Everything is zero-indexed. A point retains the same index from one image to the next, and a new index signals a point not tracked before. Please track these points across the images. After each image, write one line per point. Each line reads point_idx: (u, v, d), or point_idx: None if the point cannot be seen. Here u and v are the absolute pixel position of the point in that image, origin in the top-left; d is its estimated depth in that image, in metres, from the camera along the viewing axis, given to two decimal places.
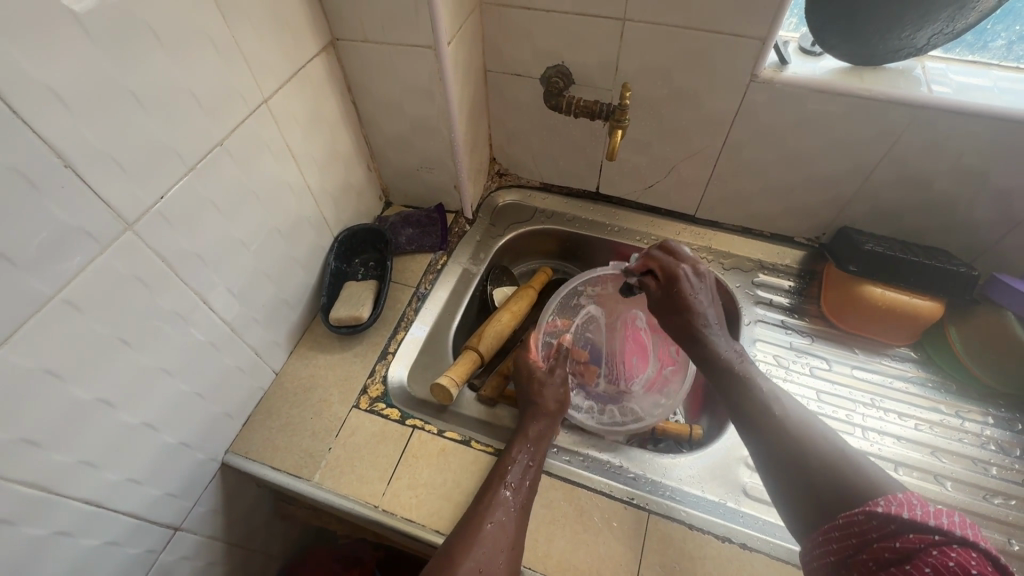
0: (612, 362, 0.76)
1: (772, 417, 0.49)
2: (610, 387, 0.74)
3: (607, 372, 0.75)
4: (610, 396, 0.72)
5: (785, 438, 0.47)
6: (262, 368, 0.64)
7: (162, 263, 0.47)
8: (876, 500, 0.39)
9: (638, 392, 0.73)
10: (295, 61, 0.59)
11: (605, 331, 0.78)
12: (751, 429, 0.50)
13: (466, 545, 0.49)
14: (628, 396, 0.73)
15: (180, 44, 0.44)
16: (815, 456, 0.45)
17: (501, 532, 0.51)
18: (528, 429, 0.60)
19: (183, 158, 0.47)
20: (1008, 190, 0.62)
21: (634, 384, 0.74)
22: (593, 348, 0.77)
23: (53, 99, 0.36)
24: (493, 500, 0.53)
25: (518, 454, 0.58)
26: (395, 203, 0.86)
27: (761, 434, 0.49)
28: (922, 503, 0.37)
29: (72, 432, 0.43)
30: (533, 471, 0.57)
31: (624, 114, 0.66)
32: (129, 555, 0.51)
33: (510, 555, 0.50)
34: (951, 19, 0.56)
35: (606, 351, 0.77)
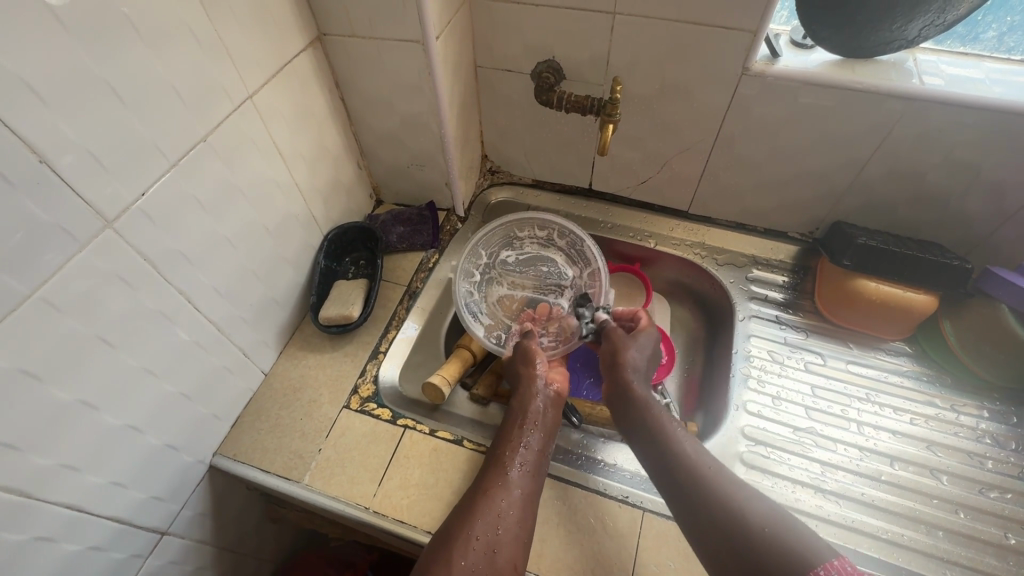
0: (536, 286, 0.77)
1: (705, 495, 0.49)
2: (564, 295, 0.75)
3: (546, 293, 0.76)
4: (570, 295, 0.75)
5: (721, 513, 0.47)
6: (250, 368, 0.63)
7: (145, 262, 0.46)
8: (818, 570, 0.40)
9: (569, 264, 0.77)
10: (281, 56, 0.58)
11: (514, 285, 0.77)
12: (680, 503, 0.50)
13: (466, 519, 0.49)
14: (567, 271, 0.77)
15: (160, 37, 0.43)
16: (756, 532, 0.45)
17: (502, 501, 0.51)
18: (527, 394, 0.60)
19: (165, 154, 0.46)
20: (1000, 182, 0.62)
21: (559, 267, 0.77)
22: (521, 301, 0.75)
23: (28, 92, 0.35)
24: (498, 471, 0.53)
25: (517, 421, 0.58)
26: (386, 201, 0.86)
27: (694, 505, 0.49)
28: (859, 572, 0.40)
29: (52, 434, 0.42)
30: (538, 439, 0.57)
31: (615, 108, 0.65)
32: (113, 560, 0.50)
33: (512, 523, 0.50)
34: (942, 10, 0.55)
35: (524, 296, 0.76)
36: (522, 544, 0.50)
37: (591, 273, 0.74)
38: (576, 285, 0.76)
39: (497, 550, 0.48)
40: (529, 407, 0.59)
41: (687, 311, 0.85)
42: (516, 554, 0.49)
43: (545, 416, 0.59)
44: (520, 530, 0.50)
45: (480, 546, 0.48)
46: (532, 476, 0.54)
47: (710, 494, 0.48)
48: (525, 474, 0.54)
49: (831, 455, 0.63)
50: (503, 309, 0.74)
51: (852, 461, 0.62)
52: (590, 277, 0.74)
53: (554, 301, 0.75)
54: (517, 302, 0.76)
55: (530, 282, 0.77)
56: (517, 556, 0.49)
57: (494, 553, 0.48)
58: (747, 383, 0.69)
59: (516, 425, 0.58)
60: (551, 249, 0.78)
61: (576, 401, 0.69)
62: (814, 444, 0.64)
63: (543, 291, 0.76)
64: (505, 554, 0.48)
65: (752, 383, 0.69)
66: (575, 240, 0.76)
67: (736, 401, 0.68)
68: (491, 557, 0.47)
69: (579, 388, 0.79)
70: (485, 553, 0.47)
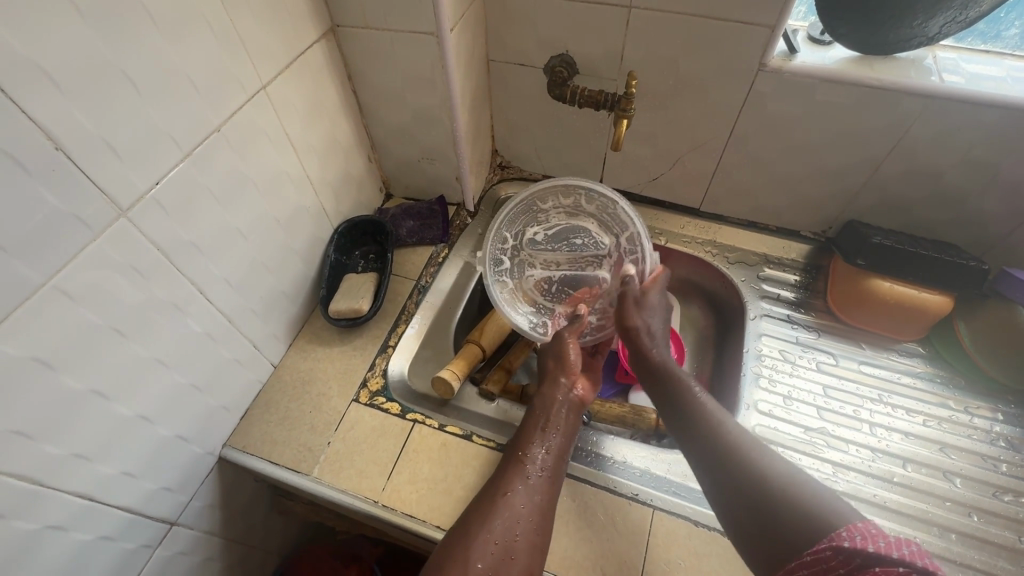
0: (572, 261, 0.74)
1: (731, 457, 0.49)
2: (603, 269, 0.72)
3: (584, 267, 0.73)
4: (610, 266, 0.72)
5: (747, 473, 0.47)
6: (260, 360, 0.63)
7: (157, 252, 0.46)
8: (840, 533, 0.39)
9: (604, 231, 0.73)
10: (295, 46, 0.57)
11: (549, 266, 0.74)
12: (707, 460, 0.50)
13: (484, 520, 0.49)
14: (605, 240, 0.73)
15: (175, 26, 0.43)
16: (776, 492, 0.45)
17: (521, 505, 0.50)
18: (549, 396, 0.60)
19: (179, 144, 0.46)
20: (1019, 182, 0.61)
21: (594, 236, 0.73)
22: (557, 279, 0.73)
23: (44, 78, 0.35)
24: (517, 474, 0.53)
25: (538, 424, 0.57)
26: (395, 195, 0.85)
27: (716, 463, 0.49)
28: (885, 534, 0.37)
29: (64, 423, 0.42)
30: (558, 443, 0.56)
31: (630, 103, 0.64)
32: (123, 550, 0.50)
33: (529, 528, 0.49)
34: (965, 5, 0.54)
35: (560, 272, 0.73)
36: (539, 551, 0.49)
37: (631, 238, 0.70)
38: (614, 252, 0.72)
39: (514, 555, 0.47)
40: (551, 411, 0.59)
41: (697, 309, 0.84)
42: (531, 561, 0.48)
43: (566, 420, 0.59)
44: (537, 537, 0.49)
45: (496, 550, 0.47)
46: (550, 482, 0.53)
47: (737, 455, 0.49)
48: (544, 479, 0.53)
49: (843, 455, 0.62)
50: (541, 292, 0.72)
51: (864, 462, 0.62)
52: (629, 242, 0.70)
53: (593, 277, 0.72)
54: (556, 281, 0.73)
55: (565, 257, 0.74)
56: (534, 562, 0.48)
57: (512, 558, 0.47)
58: (758, 383, 0.69)
59: (537, 427, 0.57)
60: (584, 216, 0.74)
61: None
62: (825, 444, 0.63)
63: (580, 262, 0.74)
64: (521, 562, 0.47)
65: (763, 382, 0.69)
66: (607, 206, 0.71)
67: (747, 400, 0.67)
68: (507, 563, 0.47)
69: None
70: (502, 557, 0.47)
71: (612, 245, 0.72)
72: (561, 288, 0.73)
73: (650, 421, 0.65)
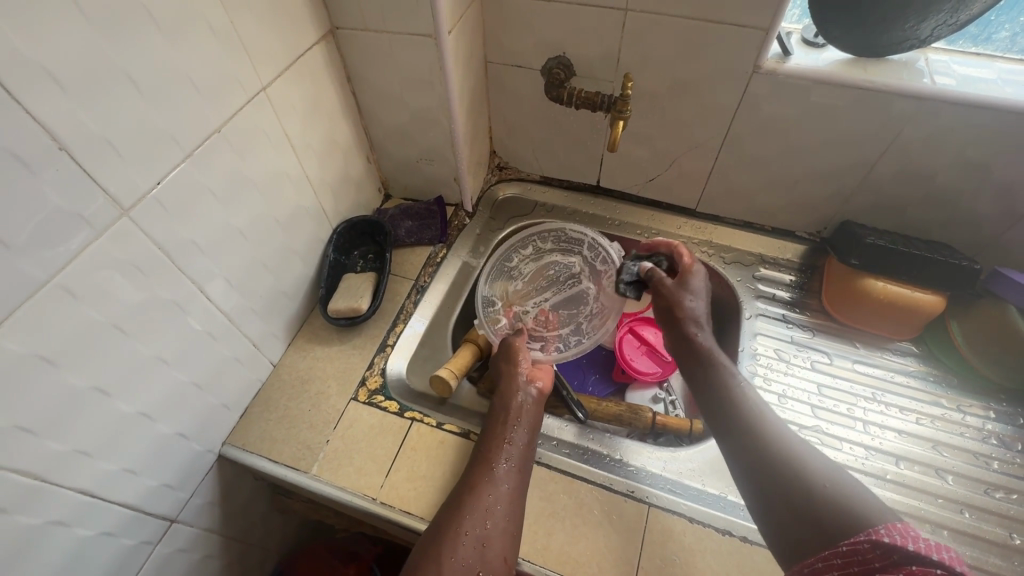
0: (557, 290, 0.78)
1: (771, 448, 0.51)
2: (577, 286, 0.78)
3: (569, 289, 0.78)
4: (589, 276, 0.78)
5: (787, 467, 0.49)
6: (260, 359, 0.64)
7: (159, 251, 0.47)
8: (879, 529, 0.39)
9: (568, 253, 0.79)
10: (295, 48, 0.58)
11: (534, 306, 0.77)
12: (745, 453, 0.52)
13: (454, 516, 0.51)
14: (574, 261, 0.79)
15: (177, 28, 0.44)
16: (817, 486, 0.47)
17: (489, 496, 0.52)
18: (510, 389, 0.61)
19: (181, 145, 0.46)
20: (1010, 183, 0.62)
21: (563, 261, 0.79)
22: (548, 308, 0.76)
23: (48, 79, 0.36)
24: (484, 467, 0.54)
25: (503, 417, 0.59)
26: (394, 196, 0.86)
27: (755, 454, 0.51)
28: (923, 536, 0.37)
29: (67, 420, 0.42)
30: (522, 433, 0.57)
31: (626, 104, 0.65)
32: (124, 547, 0.50)
33: (501, 517, 0.51)
34: (955, 9, 0.55)
35: (547, 302, 0.77)
36: (512, 538, 0.51)
37: (597, 249, 0.77)
38: (587, 266, 0.78)
39: (488, 544, 0.49)
40: (512, 402, 0.59)
41: None
42: (506, 547, 0.50)
43: (529, 409, 0.60)
44: (509, 524, 0.51)
45: (470, 542, 0.49)
46: (518, 470, 0.55)
47: (776, 447, 0.51)
48: (511, 468, 0.54)
49: (837, 453, 0.63)
50: (545, 326, 0.75)
51: (857, 459, 0.62)
52: (592, 252, 0.78)
53: (572, 293, 0.78)
54: (551, 312, 0.76)
55: (550, 289, 0.78)
56: (506, 548, 0.50)
57: (485, 547, 0.49)
58: (754, 382, 0.69)
59: (500, 420, 0.58)
60: (547, 245, 0.79)
61: (582, 396, 0.69)
62: (819, 442, 0.64)
63: (562, 286, 0.78)
64: (495, 549, 0.49)
65: (758, 381, 0.69)
66: (563, 232, 0.79)
67: None
68: (481, 552, 0.49)
69: (585, 384, 0.80)
70: (476, 547, 0.49)
71: (574, 264, 0.79)
72: (558, 317, 0.76)
73: (646, 420, 0.66)
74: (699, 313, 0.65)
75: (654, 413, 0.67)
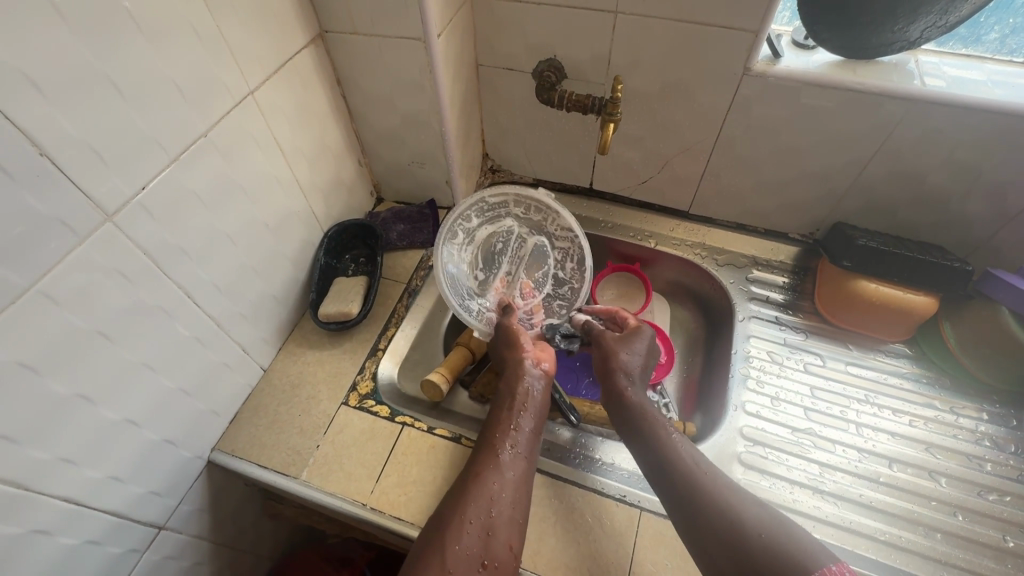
0: (512, 258, 0.75)
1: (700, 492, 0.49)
2: (518, 242, 0.75)
3: (520, 250, 0.76)
4: (526, 228, 0.75)
5: (724, 517, 0.47)
6: (250, 364, 0.63)
7: (144, 257, 0.46)
8: None
9: (497, 219, 0.74)
10: (283, 52, 0.58)
11: (506, 288, 0.73)
12: (679, 498, 0.50)
13: (459, 503, 0.49)
14: (511, 226, 0.75)
15: (160, 32, 0.43)
16: (756, 538, 0.45)
17: (494, 484, 0.51)
18: (517, 375, 0.59)
19: (166, 149, 0.46)
20: (1002, 184, 0.62)
21: (503, 229, 0.75)
22: (515, 276, 0.74)
23: (30, 86, 0.35)
24: (489, 454, 0.53)
25: (508, 403, 0.58)
26: (386, 199, 0.86)
27: (685, 499, 0.49)
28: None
29: (52, 428, 0.42)
30: (529, 420, 0.57)
31: (616, 107, 0.65)
32: (110, 555, 0.50)
33: (505, 504, 0.50)
34: (944, 11, 0.55)
35: (510, 272, 0.75)
36: (517, 525, 0.50)
37: (536, 205, 0.74)
38: (524, 220, 0.75)
39: (493, 532, 0.48)
40: (519, 389, 0.58)
41: (687, 311, 0.85)
42: (511, 535, 0.49)
43: (534, 397, 0.58)
44: (514, 511, 0.50)
45: (474, 530, 0.48)
46: (524, 459, 0.54)
47: (711, 495, 0.49)
48: (517, 457, 0.54)
49: (829, 456, 0.63)
50: (530, 295, 0.73)
51: (850, 462, 0.62)
52: (521, 206, 0.74)
53: (522, 255, 0.75)
54: (523, 280, 0.74)
55: (506, 258, 0.75)
56: (511, 536, 0.49)
57: (489, 535, 0.48)
58: (746, 384, 0.69)
59: (507, 407, 0.57)
60: (478, 224, 0.73)
61: (575, 399, 0.68)
62: (812, 445, 0.64)
63: (517, 250, 0.76)
64: (500, 537, 0.48)
65: (750, 384, 0.69)
66: (484, 202, 0.72)
67: (734, 402, 0.68)
68: (486, 539, 0.48)
69: (579, 387, 0.80)
70: (481, 536, 0.48)
71: (507, 230, 0.75)
72: (529, 281, 0.74)
73: None
74: (636, 368, 0.61)
75: None
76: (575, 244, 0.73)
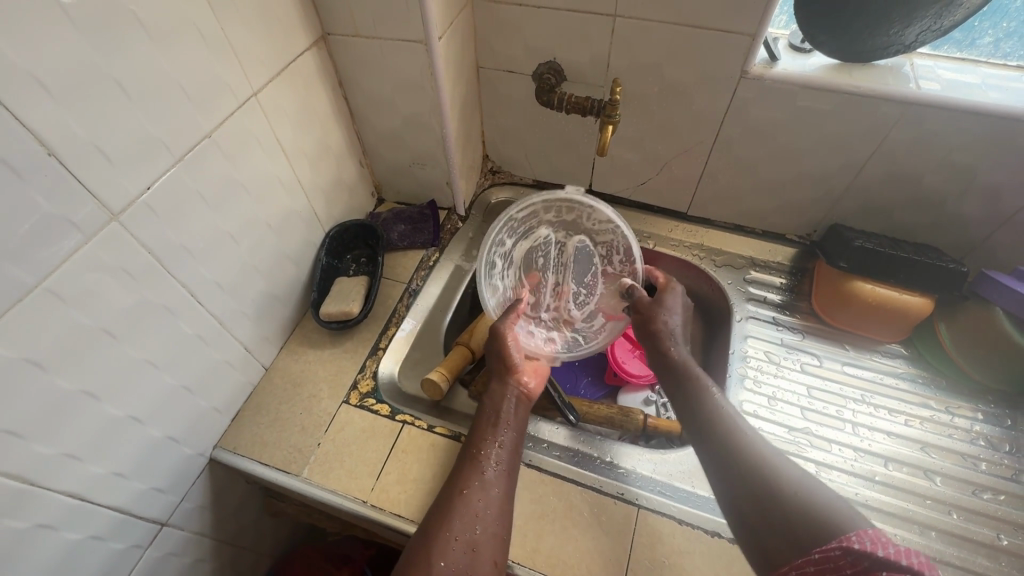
0: (557, 267, 0.77)
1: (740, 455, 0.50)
2: (559, 250, 0.77)
3: (563, 257, 0.77)
4: (564, 232, 0.77)
5: (760, 477, 0.48)
6: (251, 362, 0.64)
7: (149, 255, 0.47)
8: (849, 537, 0.39)
9: (538, 233, 0.76)
10: (286, 54, 0.59)
11: (550, 303, 0.76)
12: (717, 460, 0.51)
13: (443, 520, 0.50)
14: (547, 233, 0.76)
15: (166, 34, 0.44)
16: (791, 497, 0.45)
17: (478, 500, 0.51)
18: (499, 393, 0.61)
19: (171, 150, 0.47)
20: (996, 186, 0.63)
21: (544, 242, 0.77)
22: (564, 284, 0.77)
23: (38, 88, 0.36)
24: (473, 470, 0.54)
25: (489, 421, 0.59)
26: (387, 200, 0.87)
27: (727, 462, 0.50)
28: (893, 542, 0.37)
29: (57, 423, 0.42)
30: (511, 436, 0.57)
31: (615, 109, 0.66)
32: (113, 550, 0.51)
33: (490, 521, 0.50)
34: (939, 15, 0.55)
35: (557, 282, 0.77)
36: (502, 542, 0.50)
37: (561, 206, 0.73)
38: (556, 223, 0.76)
39: (478, 548, 0.48)
40: (501, 407, 0.60)
41: None
42: (496, 551, 0.49)
43: (514, 415, 0.60)
44: (498, 527, 0.50)
45: (459, 546, 0.48)
46: (507, 474, 0.54)
47: (749, 457, 0.50)
48: (500, 472, 0.54)
49: (826, 455, 0.63)
50: (576, 304, 0.76)
51: (846, 461, 0.63)
52: (551, 211, 0.74)
53: (563, 264, 0.77)
54: (567, 288, 0.77)
55: (553, 270, 0.77)
56: (497, 552, 0.49)
57: (475, 551, 0.48)
58: (744, 384, 0.70)
59: (489, 424, 0.58)
60: (513, 243, 0.74)
61: (574, 398, 0.69)
62: (808, 444, 0.64)
63: (559, 257, 0.77)
64: (485, 553, 0.48)
65: (748, 383, 0.70)
66: (513, 220, 0.72)
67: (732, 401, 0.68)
68: (471, 555, 0.48)
69: (577, 386, 0.80)
70: (467, 552, 0.48)
71: (545, 240, 0.76)
72: (572, 289, 0.77)
73: (637, 422, 0.66)
74: (676, 329, 0.64)
75: (645, 415, 0.67)
76: (615, 234, 0.73)
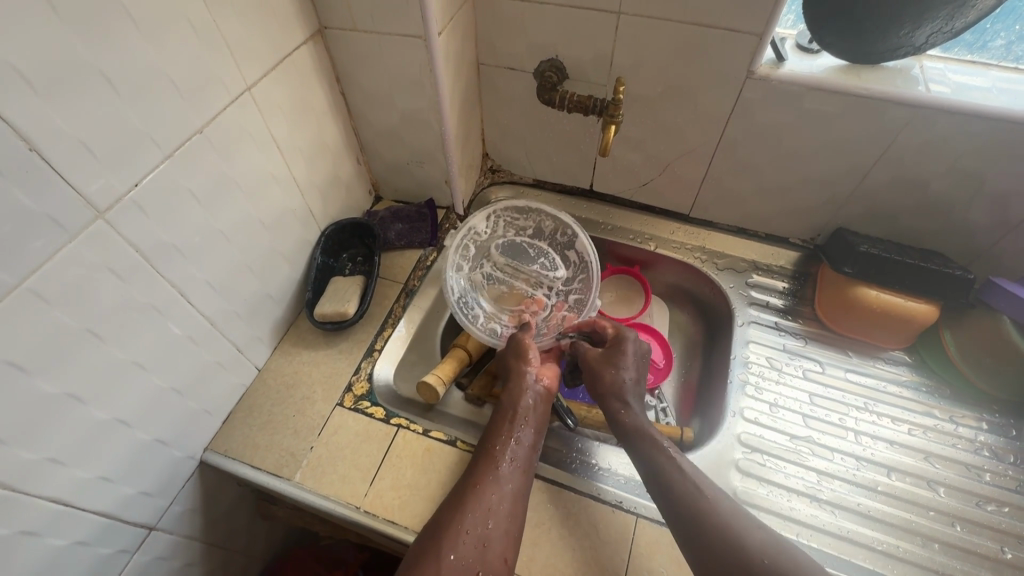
0: (516, 275, 0.76)
1: (701, 514, 0.48)
2: (495, 269, 0.77)
3: (505, 269, 0.77)
4: (488, 254, 0.77)
5: (725, 539, 0.46)
6: (243, 363, 0.63)
7: (137, 254, 0.46)
8: None
9: (482, 280, 0.75)
10: (282, 47, 0.57)
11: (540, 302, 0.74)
12: (685, 529, 0.49)
13: (457, 511, 0.49)
14: (484, 273, 0.76)
15: (156, 27, 0.43)
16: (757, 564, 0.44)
17: (492, 495, 0.50)
18: (518, 387, 0.59)
19: (160, 146, 0.45)
20: (1004, 193, 0.62)
21: (489, 278, 0.76)
22: (526, 275, 0.77)
23: (20, 81, 0.35)
24: (488, 465, 0.53)
25: (507, 415, 0.57)
26: (385, 198, 0.85)
27: (687, 523, 0.49)
28: None
29: (41, 427, 0.41)
30: (528, 433, 0.56)
31: (618, 109, 0.64)
32: (100, 556, 0.49)
33: (503, 517, 0.50)
34: (950, 17, 0.54)
35: (521, 283, 0.76)
36: (513, 541, 0.49)
37: (462, 247, 0.75)
38: (478, 261, 0.76)
39: (489, 545, 0.48)
40: (520, 401, 0.58)
41: (686, 316, 0.84)
42: (506, 548, 0.48)
43: (535, 410, 0.58)
44: (510, 525, 0.50)
45: (470, 539, 0.47)
46: (523, 472, 0.53)
47: (711, 517, 0.48)
48: (515, 469, 0.53)
49: (828, 464, 0.62)
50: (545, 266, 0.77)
51: (849, 471, 0.62)
52: (466, 254, 0.75)
53: (504, 275, 0.76)
54: (532, 271, 0.77)
55: (517, 276, 0.77)
56: (507, 550, 0.48)
57: (485, 547, 0.47)
58: (745, 390, 0.69)
59: (506, 418, 0.57)
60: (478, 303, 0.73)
61: (572, 402, 0.68)
62: (810, 453, 0.63)
63: (505, 269, 0.77)
64: (496, 550, 0.48)
65: (749, 390, 0.69)
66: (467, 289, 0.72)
67: (732, 409, 0.67)
68: (482, 551, 0.47)
69: (576, 390, 0.79)
70: (477, 546, 0.47)
71: (476, 278, 0.75)
72: (528, 271, 0.77)
73: None
74: (627, 386, 0.61)
75: None
76: (501, 215, 0.78)
